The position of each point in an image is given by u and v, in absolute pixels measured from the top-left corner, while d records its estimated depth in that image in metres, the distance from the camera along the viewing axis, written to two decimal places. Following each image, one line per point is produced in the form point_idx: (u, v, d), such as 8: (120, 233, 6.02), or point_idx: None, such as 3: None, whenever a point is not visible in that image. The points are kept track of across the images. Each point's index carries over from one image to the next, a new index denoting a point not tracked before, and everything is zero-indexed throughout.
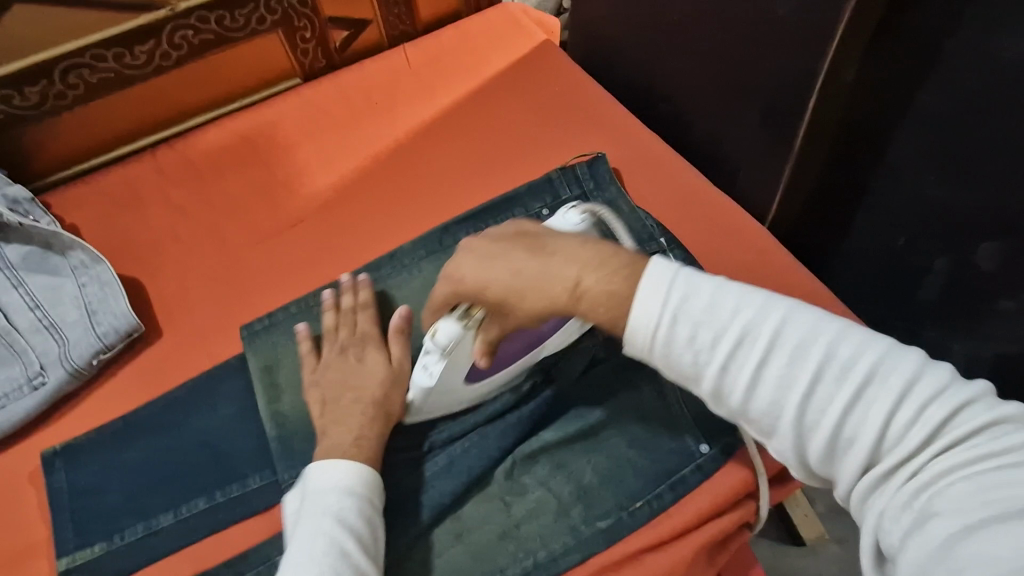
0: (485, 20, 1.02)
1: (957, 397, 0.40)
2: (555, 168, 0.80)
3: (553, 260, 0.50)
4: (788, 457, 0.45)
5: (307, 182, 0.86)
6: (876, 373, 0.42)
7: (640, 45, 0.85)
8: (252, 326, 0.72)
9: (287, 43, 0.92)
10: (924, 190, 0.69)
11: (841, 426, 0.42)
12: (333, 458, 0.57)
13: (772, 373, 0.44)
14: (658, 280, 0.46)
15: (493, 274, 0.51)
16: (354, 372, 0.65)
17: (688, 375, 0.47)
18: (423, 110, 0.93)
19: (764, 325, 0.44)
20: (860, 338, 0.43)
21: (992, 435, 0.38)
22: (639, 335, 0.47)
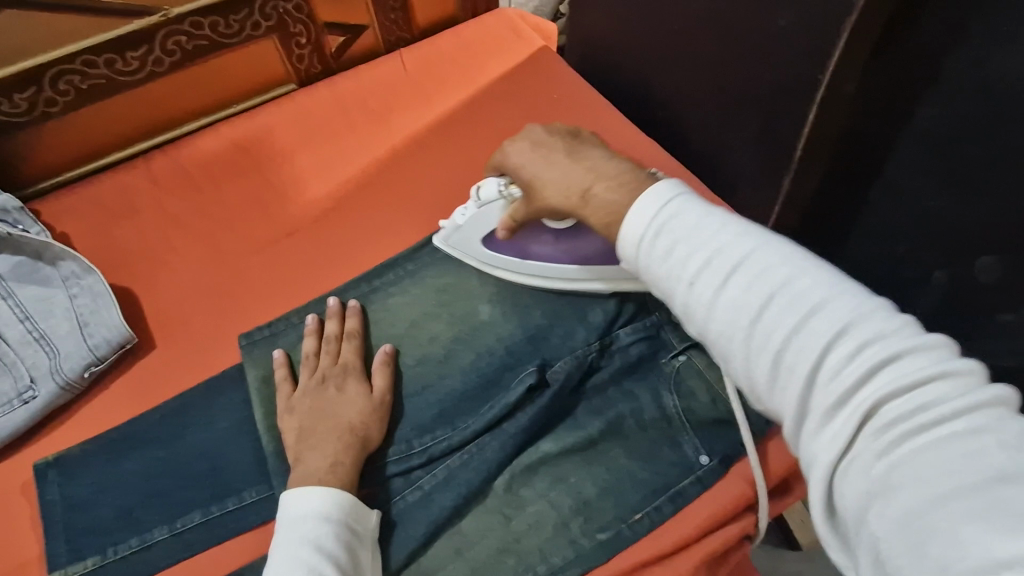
0: (482, 26, 1.02)
1: (913, 346, 0.38)
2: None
3: (580, 163, 0.60)
4: (743, 384, 0.45)
5: (302, 189, 0.85)
6: (830, 306, 0.41)
7: (638, 52, 0.84)
8: (252, 335, 0.71)
9: (282, 49, 0.91)
10: (923, 202, 0.68)
11: (786, 352, 0.41)
12: (309, 485, 0.56)
13: (730, 295, 0.45)
14: (655, 199, 0.51)
15: (530, 160, 0.64)
16: (334, 399, 0.64)
17: (664, 290, 0.50)
18: (420, 117, 0.92)
19: (734, 250, 0.46)
20: (823, 276, 0.43)
21: (945, 388, 0.36)
22: (628, 246, 0.52)
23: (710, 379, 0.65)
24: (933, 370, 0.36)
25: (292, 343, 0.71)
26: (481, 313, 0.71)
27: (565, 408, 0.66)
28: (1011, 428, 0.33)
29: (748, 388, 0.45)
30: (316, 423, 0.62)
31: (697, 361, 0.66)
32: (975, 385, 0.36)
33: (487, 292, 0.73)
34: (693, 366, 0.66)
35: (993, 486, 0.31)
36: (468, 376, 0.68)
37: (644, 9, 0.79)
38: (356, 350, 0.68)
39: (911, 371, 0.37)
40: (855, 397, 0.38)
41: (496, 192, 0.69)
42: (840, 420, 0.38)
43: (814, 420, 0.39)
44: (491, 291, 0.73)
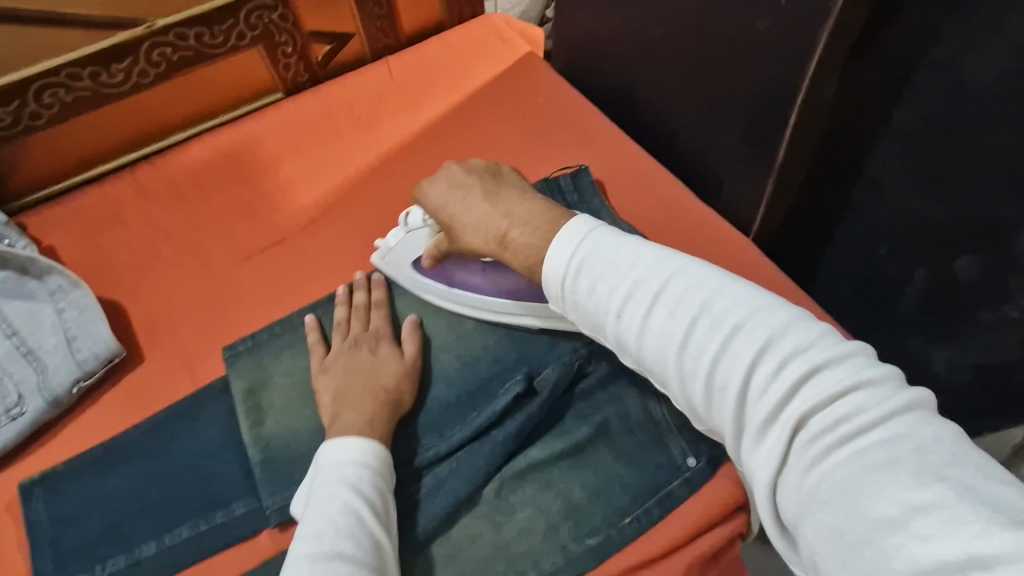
0: (468, 33, 1.03)
1: (825, 358, 0.41)
2: (538, 181, 0.79)
3: (496, 208, 0.62)
4: (685, 406, 0.47)
5: (289, 199, 0.85)
6: (749, 326, 0.43)
7: (623, 57, 0.85)
8: (235, 347, 0.71)
9: (268, 58, 0.91)
10: (906, 203, 0.68)
11: (715, 376, 0.44)
12: (348, 435, 0.58)
13: (655, 326, 0.47)
14: (571, 234, 0.53)
15: (451, 204, 0.66)
16: (370, 362, 0.66)
17: (595, 323, 0.51)
18: (407, 124, 0.92)
19: (654, 279, 0.48)
20: (737, 293, 0.46)
21: (857, 395, 0.39)
22: (553, 283, 0.53)
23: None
24: (847, 382, 0.40)
25: (275, 355, 0.71)
26: (467, 321, 0.72)
27: (552, 412, 0.66)
28: (918, 430, 0.37)
29: (690, 409, 0.48)
30: (352, 382, 0.64)
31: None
32: (885, 391, 0.39)
33: None
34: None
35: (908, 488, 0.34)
36: (453, 383, 0.68)
37: (627, 15, 0.80)
38: (386, 318, 0.71)
39: (827, 385, 0.40)
40: (781, 415, 0.40)
41: (422, 221, 0.72)
42: (771, 437, 0.41)
43: (751, 437, 0.42)
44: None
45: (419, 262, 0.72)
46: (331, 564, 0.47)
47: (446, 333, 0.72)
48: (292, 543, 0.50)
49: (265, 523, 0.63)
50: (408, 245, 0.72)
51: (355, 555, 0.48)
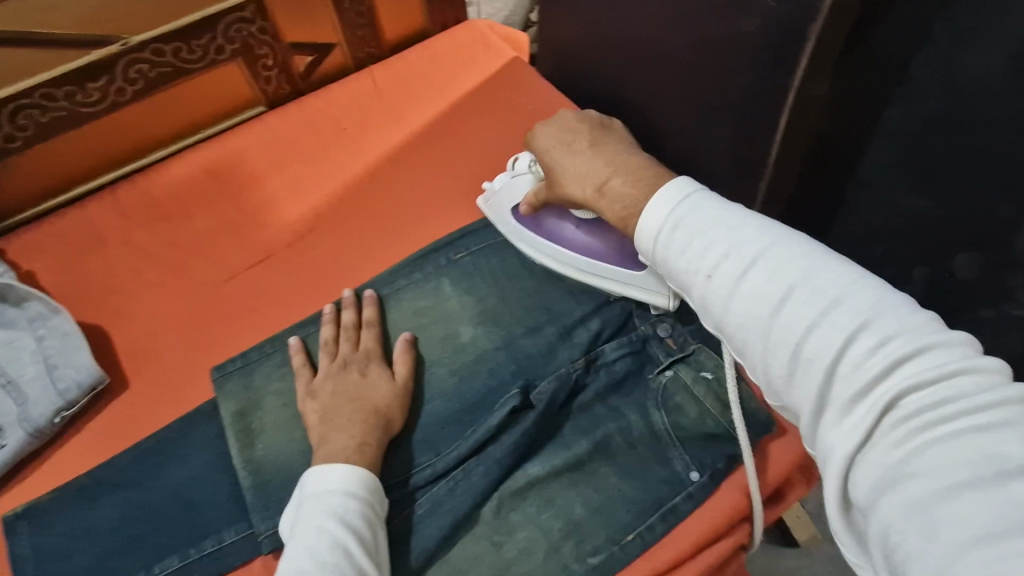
0: (452, 40, 1.01)
1: (934, 342, 0.37)
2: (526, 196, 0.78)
3: (598, 158, 0.63)
4: (761, 378, 0.44)
5: (275, 214, 0.83)
6: (852, 301, 0.40)
7: (609, 61, 0.84)
8: (225, 367, 0.69)
9: (248, 72, 0.89)
10: (898, 199, 0.68)
11: (805, 346, 0.41)
12: (333, 462, 0.57)
13: (748, 289, 0.44)
14: (673, 193, 0.51)
15: (557, 150, 0.67)
16: (361, 384, 0.65)
17: (682, 283, 0.49)
18: (393, 134, 0.91)
19: (755, 244, 0.45)
20: (839, 269, 0.42)
21: (965, 382, 0.35)
22: (646, 239, 0.52)
23: (698, 394, 0.64)
24: (954, 365, 0.36)
25: (266, 375, 0.69)
26: (461, 334, 0.71)
27: (552, 426, 0.65)
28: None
29: (765, 383, 0.45)
30: (342, 404, 0.63)
31: (683, 375, 0.65)
32: (995, 381, 0.35)
33: (468, 313, 0.72)
34: (680, 380, 0.65)
35: (1010, 481, 0.31)
36: (453, 398, 0.67)
37: (612, 19, 0.79)
38: (377, 338, 0.69)
39: (929, 367, 0.36)
40: (873, 391, 0.37)
41: (528, 168, 0.76)
42: (856, 413, 0.38)
43: (834, 413, 0.39)
44: (471, 312, 0.72)
45: (517, 207, 0.74)
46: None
47: (441, 347, 0.70)
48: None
49: (257, 551, 0.61)
50: (512, 189, 0.76)
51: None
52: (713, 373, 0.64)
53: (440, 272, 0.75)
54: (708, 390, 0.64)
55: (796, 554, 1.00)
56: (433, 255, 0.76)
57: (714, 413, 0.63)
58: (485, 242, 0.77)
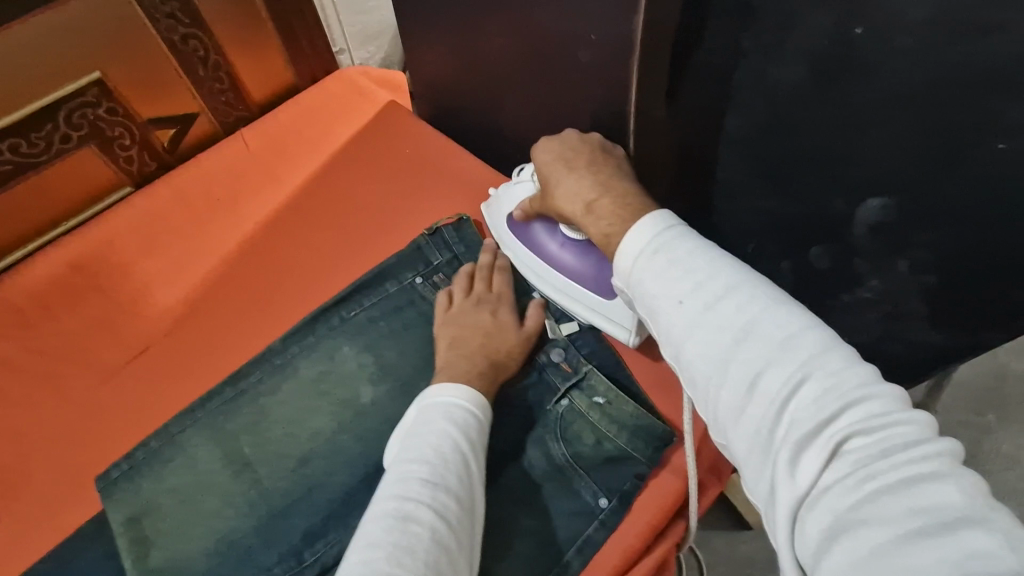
0: (325, 90, 1.00)
1: (887, 394, 0.36)
2: (423, 233, 0.77)
3: (593, 176, 0.58)
4: (714, 416, 0.41)
5: (152, 300, 0.79)
6: (813, 343, 0.38)
7: (477, 94, 0.84)
8: (108, 475, 0.63)
9: (105, 155, 0.85)
10: (755, 202, 0.65)
11: (768, 388, 0.38)
12: (456, 381, 0.61)
13: (712, 320, 0.41)
14: (656, 220, 0.48)
15: (550, 165, 0.62)
16: (488, 322, 0.68)
17: (650, 310, 0.46)
18: (273, 196, 0.88)
19: (726, 278, 0.43)
20: (802, 316, 0.40)
21: (916, 436, 0.34)
22: (624, 259, 0.48)
23: (596, 421, 0.64)
24: (903, 418, 0.35)
25: (155, 475, 0.63)
26: (364, 395, 0.67)
27: None
28: (970, 479, 0.32)
29: (716, 424, 0.42)
30: (470, 333, 0.67)
31: (578, 404, 0.65)
32: (937, 437, 0.34)
33: (367, 372, 0.68)
34: (576, 409, 0.65)
35: (955, 531, 0.29)
36: (354, 468, 0.63)
37: (469, 57, 0.79)
38: (507, 282, 0.73)
39: (877, 415, 0.35)
40: (826, 432, 0.35)
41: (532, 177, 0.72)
42: (806, 454, 0.35)
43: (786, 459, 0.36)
44: (373, 370, 0.68)
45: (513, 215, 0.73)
46: (435, 490, 0.49)
47: (341, 410, 0.66)
48: (398, 461, 0.53)
49: None
50: (510, 197, 0.74)
51: (456, 488, 0.50)
52: (606, 397, 0.65)
53: (334, 332, 0.71)
54: (602, 415, 0.65)
55: (752, 536, 1.03)
56: (324, 316, 0.72)
57: (612, 436, 0.64)
58: (380, 295, 0.74)
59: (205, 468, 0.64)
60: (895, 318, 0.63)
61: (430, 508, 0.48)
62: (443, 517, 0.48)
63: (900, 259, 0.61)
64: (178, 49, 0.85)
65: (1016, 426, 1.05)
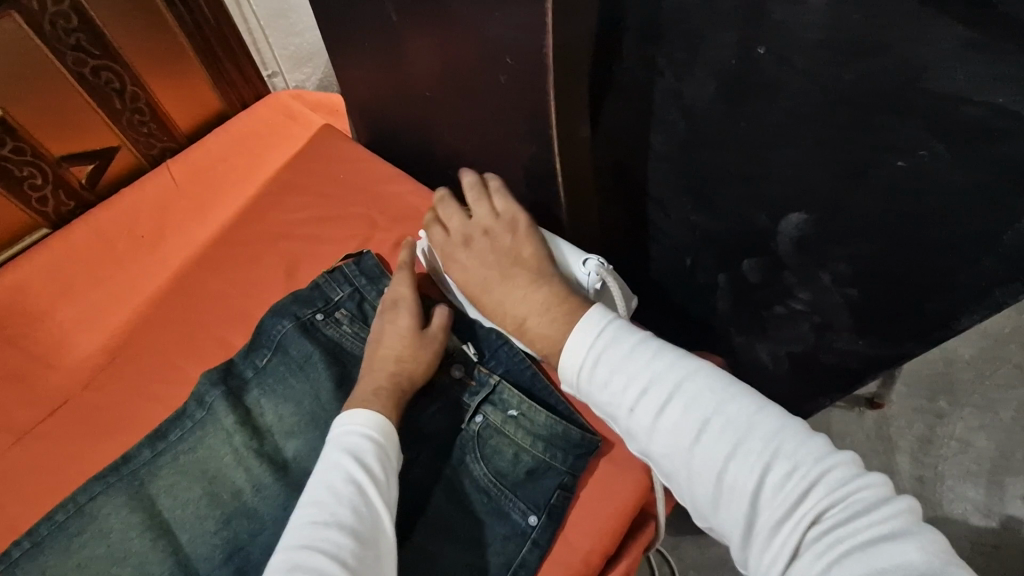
0: (255, 116, 0.96)
1: (834, 464, 0.43)
2: (319, 273, 0.75)
3: (513, 291, 0.61)
4: (692, 503, 0.47)
5: (70, 353, 0.75)
6: (763, 427, 0.44)
7: (406, 117, 0.82)
8: (10, 554, 0.60)
9: (14, 196, 0.80)
10: (686, 217, 0.65)
11: (730, 476, 0.44)
12: (362, 412, 0.59)
13: (669, 420, 0.47)
14: (591, 325, 0.53)
15: (470, 278, 0.65)
16: (386, 332, 0.66)
17: (609, 413, 0.51)
18: (199, 233, 0.84)
19: (669, 375, 0.48)
20: (747, 400, 0.46)
21: (865, 496, 0.41)
22: (570, 368, 0.53)
23: (513, 434, 0.63)
24: (852, 483, 0.41)
25: (63, 552, 0.60)
26: (285, 451, 0.64)
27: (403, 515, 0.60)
28: (919, 530, 0.39)
29: (694, 508, 0.47)
30: (375, 349, 0.66)
31: (493, 419, 0.64)
32: (883, 492, 0.41)
33: (289, 423, 0.66)
34: (490, 425, 0.64)
35: None
36: (280, 524, 0.60)
37: (393, 80, 0.78)
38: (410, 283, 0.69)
39: (833, 485, 0.41)
40: (795, 511, 0.41)
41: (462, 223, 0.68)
42: (782, 532, 0.41)
43: (764, 537, 0.42)
44: (291, 423, 0.66)
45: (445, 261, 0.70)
46: (326, 532, 0.50)
47: (260, 466, 0.63)
48: (298, 506, 0.53)
49: None
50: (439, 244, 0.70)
51: (351, 525, 0.51)
52: (519, 409, 0.64)
53: (248, 384, 0.68)
54: (518, 427, 0.63)
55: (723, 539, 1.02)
56: (236, 368, 0.69)
57: (529, 448, 0.63)
58: (274, 339, 0.70)
59: (117, 538, 0.60)
60: (825, 327, 0.64)
61: (320, 552, 0.48)
62: (334, 557, 0.48)
63: (822, 272, 0.60)
64: (91, 82, 0.81)
65: (967, 408, 1.07)
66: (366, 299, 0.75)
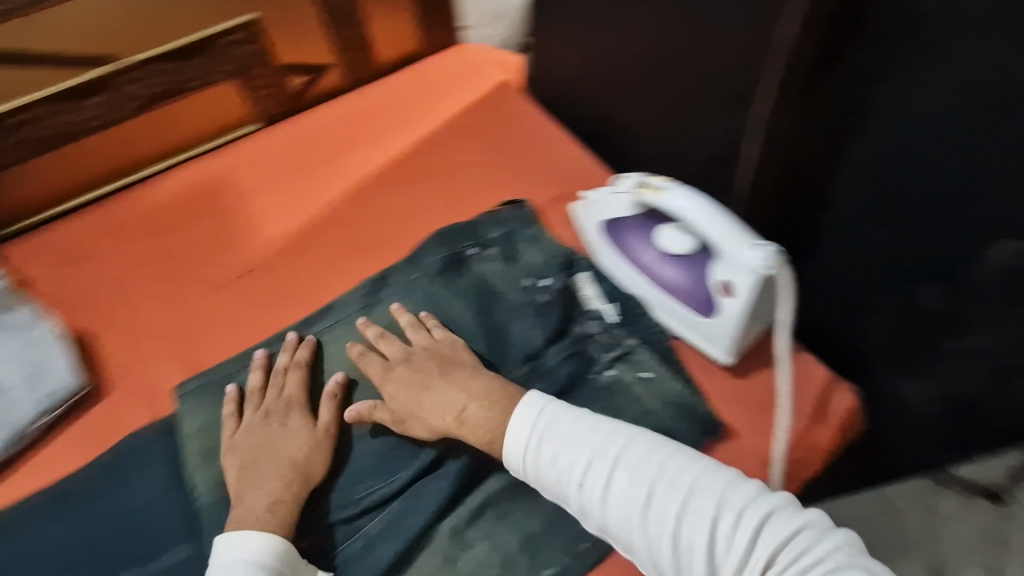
0: (444, 63, 1.03)
1: (770, 506, 0.51)
2: (482, 213, 0.81)
3: (450, 384, 0.65)
4: (653, 566, 0.53)
5: (259, 231, 0.85)
6: (702, 483, 0.53)
7: (594, 84, 0.86)
8: (186, 386, 0.70)
9: (242, 91, 0.92)
10: (866, 232, 0.67)
11: (681, 534, 0.51)
12: (250, 539, 0.57)
13: (618, 490, 0.54)
14: (529, 409, 0.60)
15: (399, 389, 0.66)
16: (278, 437, 0.65)
17: (557, 493, 0.57)
18: (378, 154, 0.92)
19: (609, 450, 0.56)
20: (685, 461, 0.55)
21: (801, 532, 0.50)
22: (515, 455, 0.59)
23: (641, 395, 0.67)
24: (791, 522, 0.50)
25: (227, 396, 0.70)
26: None
27: None
28: (855, 557, 0.48)
29: (653, 572, 0.54)
30: (258, 457, 0.63)
31: (624, 376, 0.68)
32: (818, 527, 0.50)
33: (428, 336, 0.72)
34: (622, 381, 0.68)
35: None
36: None
37: (598, 47, 0.82)
38: (302, 384, 0.69)
39: (777, 525, 0.50)
40: (746, 557, 0.50)
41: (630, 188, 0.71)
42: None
43: None
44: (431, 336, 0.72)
45: (607, 221, 0.75)
46: None
47: None
48: None
49: None
50: (606, 203, 0.75)
51: None
52: (653, 373, 0.68)
53: (404, 293, 0.76)
54: (649, 390, 0.67)
55: None
56: (398, 275, 0.77)
57: (657, 410, 0.66)
58: (428, 262, 0.77)
59: None
60: (1002, 372, 0.65)
61: None
62: None
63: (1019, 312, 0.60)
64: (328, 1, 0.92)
65: None
66: (518, 241, 0.79)
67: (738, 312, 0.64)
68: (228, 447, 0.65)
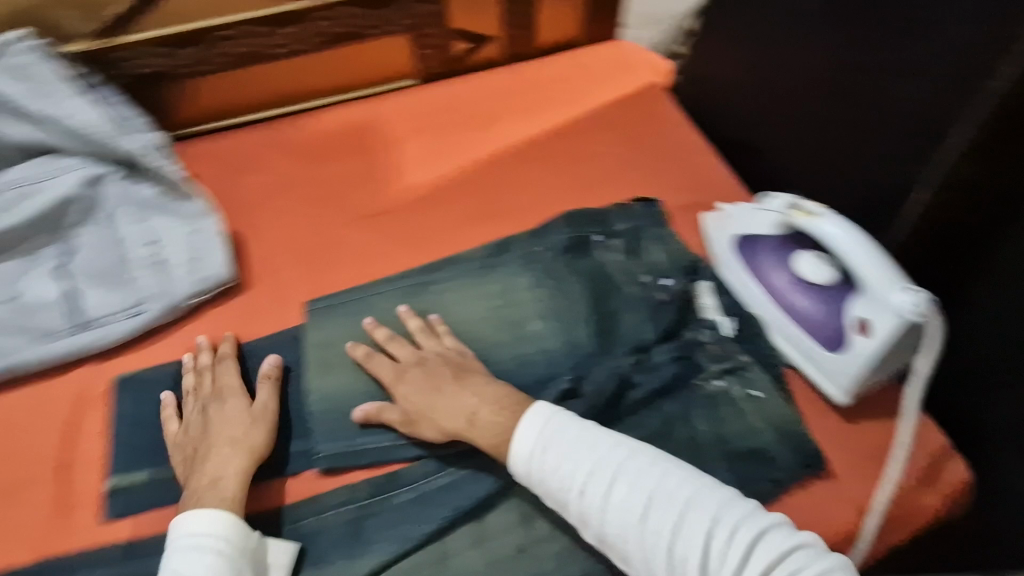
0: (599, 54, 1.05)
1: (766, 526, 0.52)
2: (615, 204, 0.83)
3: (465, 388, 0.66)
4: None
5: (402, 176, 0.90)
6: (699, 496, 0.54)
7: (755, 102, 0.86)
8: (318, 301, 0.76)
9: (410, 47, 0.99)
10: None
11: (678, 548, 0.52)
12: (199, 516, 0.57)
13: (618, 501, 0.55)
14: (537, 416, 0.61)
15: (410, 391, 0.67)
16: (217, 421, 0.66)
17: (557, 500, 0.58)
18: (522, 128, 0.95)
19: (610, 462, 0.57)
20: (684, 475, 0.56)
21: (795, 552, 0.51)
22: (519, 460, 0.60)
23: (746, 412, 0.67)
24: (787, 543, 0.51)
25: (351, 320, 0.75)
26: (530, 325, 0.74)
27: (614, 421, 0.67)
28: None
29: None
30: (204, 443, 0.65)
31: (732, 390, 0.68)
32: (814, 552, 0.51)
33: (543, 308, 0.75)
34: (729, 394, 0.68)
35: None
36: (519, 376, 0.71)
37: (772, 65, 0.82)
38: (231, 370, 0.71)
39: (772, 543, 0.51)
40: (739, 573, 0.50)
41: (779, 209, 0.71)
42: None
43: None
44: (545, 307, 0.75)
45: (741, 237, 0.75)
46: None
47: (510, 330, 0.73)
48: None
49: (310, 465, 0.67)
50: (746, 219, 0.75)
51: None
52: (764, 393, 0.68)
53: (528, 261, 0.78)
54: (756, 409, 0.67)
55: None
56: (527, 244, 0.80)
57: (760, 429, 0.66)
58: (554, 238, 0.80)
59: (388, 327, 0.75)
60: None
61: None
62: None
63: None
64: None
65: None
66: (643, 237, 0.80)
67: (872, 353, 0.63)
68: (174, 444, 0.67)
